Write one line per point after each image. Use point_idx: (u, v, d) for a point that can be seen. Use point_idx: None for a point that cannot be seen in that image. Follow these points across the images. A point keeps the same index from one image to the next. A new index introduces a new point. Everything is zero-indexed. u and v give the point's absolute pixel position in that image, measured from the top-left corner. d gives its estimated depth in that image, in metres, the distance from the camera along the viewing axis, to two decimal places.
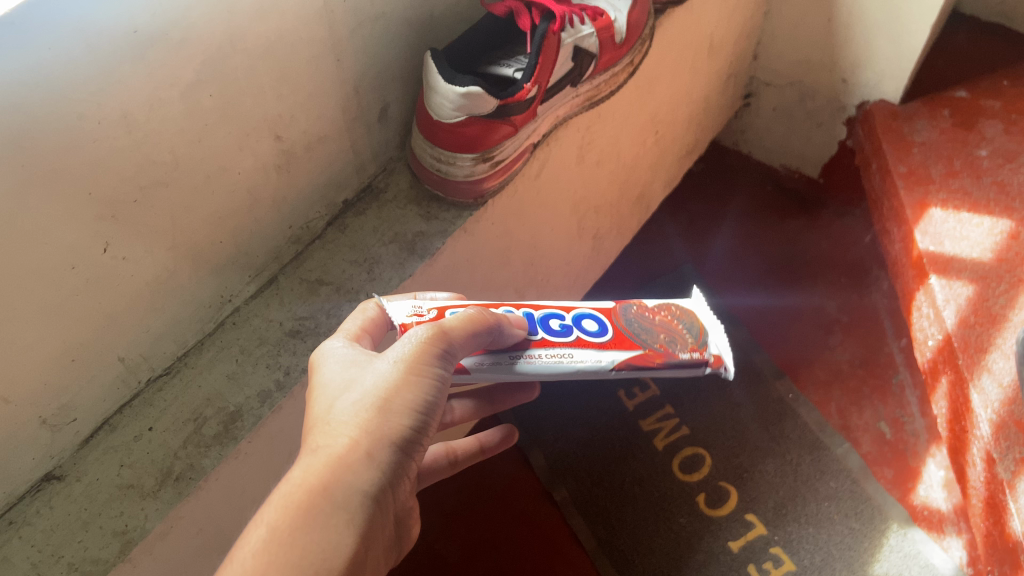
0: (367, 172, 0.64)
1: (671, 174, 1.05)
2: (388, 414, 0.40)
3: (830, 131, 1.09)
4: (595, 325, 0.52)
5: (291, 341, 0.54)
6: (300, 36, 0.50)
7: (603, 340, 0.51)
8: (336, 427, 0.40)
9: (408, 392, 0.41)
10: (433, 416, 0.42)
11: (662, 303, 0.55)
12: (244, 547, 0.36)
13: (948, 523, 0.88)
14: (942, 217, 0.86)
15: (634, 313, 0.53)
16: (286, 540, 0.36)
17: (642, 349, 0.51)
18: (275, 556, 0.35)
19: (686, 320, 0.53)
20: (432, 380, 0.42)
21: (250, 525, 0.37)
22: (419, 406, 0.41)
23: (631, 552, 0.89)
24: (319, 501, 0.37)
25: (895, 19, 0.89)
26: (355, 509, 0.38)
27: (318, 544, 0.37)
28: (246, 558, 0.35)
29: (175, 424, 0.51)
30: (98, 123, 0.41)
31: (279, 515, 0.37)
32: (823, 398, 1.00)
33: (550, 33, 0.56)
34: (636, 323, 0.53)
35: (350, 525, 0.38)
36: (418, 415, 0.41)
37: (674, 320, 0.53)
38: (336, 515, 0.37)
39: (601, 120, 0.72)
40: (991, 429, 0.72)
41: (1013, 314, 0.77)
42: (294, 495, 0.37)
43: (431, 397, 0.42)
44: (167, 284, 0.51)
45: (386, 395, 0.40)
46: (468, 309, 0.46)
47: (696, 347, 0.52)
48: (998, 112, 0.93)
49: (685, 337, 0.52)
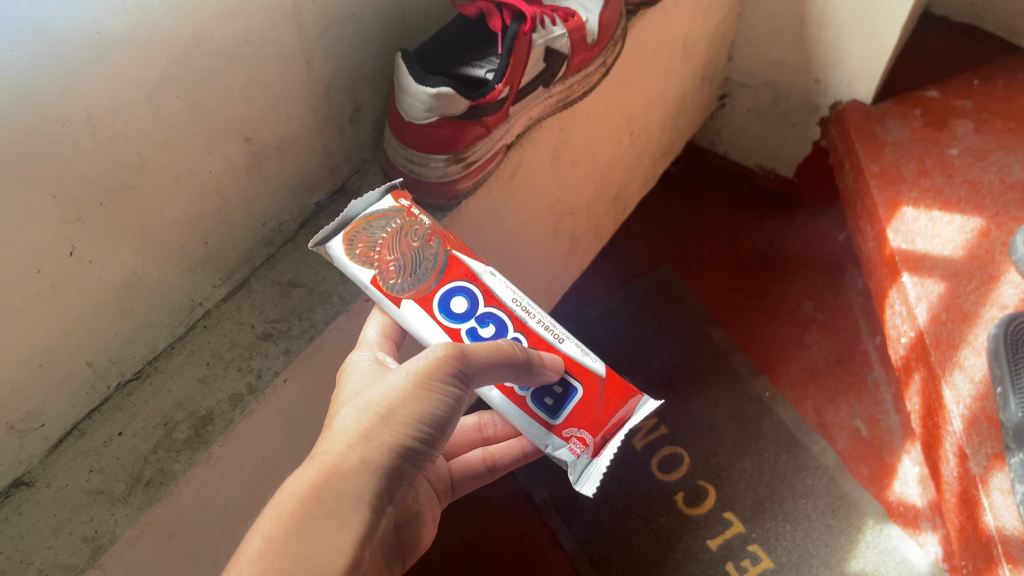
0: (340, 174, 0.64)
1: (647, 175, 1.06)
2: (389, 421, 0.41)
3: (804, 131, 1.10)
4: (461, 304, 0.50)
5: (263, 344, 0.54)
6: (268, 36, 0.50)
7: (482, 292, 0.51)
8: (337, 434, 0.41)
9: (413, 404, 0.42)
10: (442, 431, 0.43)
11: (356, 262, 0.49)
12: (241, 557, 0.36)
13: (923, 519, 0.88)
14: (914, 215, 0.87)
15: (399, 283, 0.50)
16: (281, 548, 0.36)
17: (450, 251, 0.51)
18: (269, 565, 0.35)
19: (368, 224, 0.49)
20: (443, 396, 0.42)
21: (245, 538, 0.37)
22: (424, 419, 0.42)
23: (610, 552, 0.89)
24: (312, 510, 0.37)
25: (866, 20, 0.90)
26: (350, 516, 0.38)
27: (316, 550, 0.36)
28: (241, 568, 0.35)
29: (145, 428, 0.50)
30: (63, 125, 0.41)
31: (273, 525, 0.37)
32: (799, 396, 1.01)
33: (522, 34, 0.56)
34: (427, 262, 0.50)
35: (345, 531, 0.37)
36: (422, 426, 0.42)
37: (379, 241, 0.49)
38: (331, 522, 0.37)
39: (575, 120, 0.72)
40: (964, 424, 0.74)
41: (984, 310, 0.79)
42: (286, 504, 0.38)
43: (440, 412, 0.42)
44: (136, 287, 0.51)
45: (390, 404, 0.41)
46: (499, 342, 0.46)
47: (404, 214, 0.50)
48: (968, 111, 0.94)
49: (392, 222, 0.50)
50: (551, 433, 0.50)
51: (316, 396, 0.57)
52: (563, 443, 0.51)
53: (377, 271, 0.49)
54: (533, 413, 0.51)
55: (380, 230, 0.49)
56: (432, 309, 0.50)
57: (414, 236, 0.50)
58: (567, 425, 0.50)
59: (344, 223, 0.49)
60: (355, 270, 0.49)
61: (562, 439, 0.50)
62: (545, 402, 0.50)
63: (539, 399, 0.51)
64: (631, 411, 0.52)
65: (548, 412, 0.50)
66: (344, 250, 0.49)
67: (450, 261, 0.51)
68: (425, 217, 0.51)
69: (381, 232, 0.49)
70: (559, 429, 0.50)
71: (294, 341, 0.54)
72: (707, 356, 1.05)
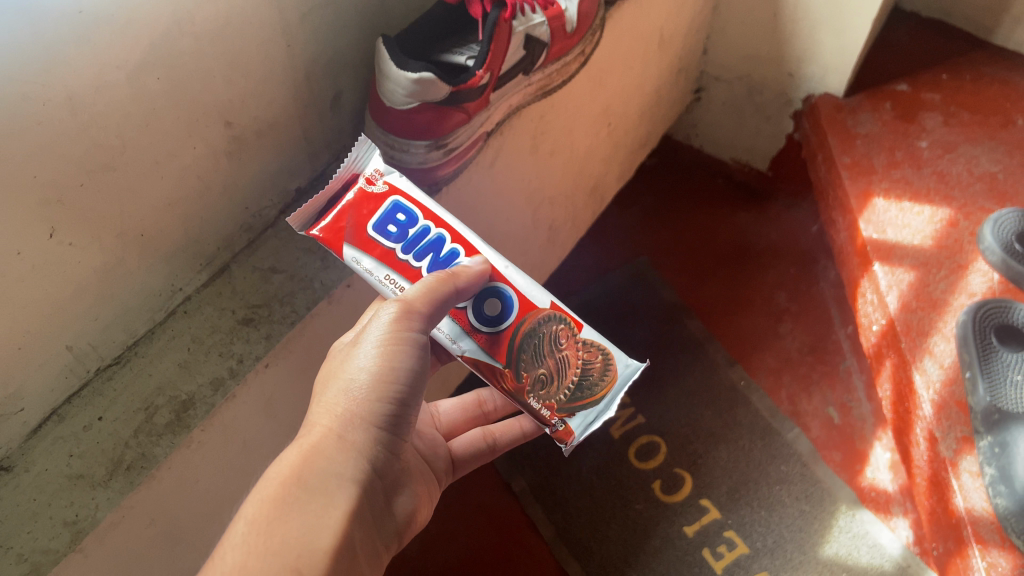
0: (321, 161, 0.64)
1: (624, 166, 1.07)
2: (354, 392, 0.43)
3: (778, 124, 1.11)
4: (493, 296, 0.52)
5: (244, 329, 0.54)
6: (249, 19, 0.50)
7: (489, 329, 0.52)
8: (315, 418, 0.44)
9: (371, 370, 0.43)
10: (414, 384, 0.44)
11: (586, 360, 0.53)
12: (228, 539, 0.39)
13: (894, 504, 0.90)
14: (885, 206, 0.88)
15: (558, 329, 0.53)
16: (263, 530, 0.38)
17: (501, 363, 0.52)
18: (251, 545, 0.38)
19: (577, 375, 0.53)
20: (397, 351, 0.44)
21: (232, 522, 0.39)
22: (386, 378, 0.43)
23: (588, 540, 0.90)
24: (293, 491, 0.40)
25: (837, 15, 0.92)
26: (334, 493, 0.41)
27: (301, 528, 0.39)
28: (228, 552, 0.37)
29: (125, 413, 0.50)
30: (44, 104, 0.41)
31: (258, 509, 0.39)
32: (773, 384, 1.02)
33: (501, 21, 0.57)
34: (536, 339, 0.52)
35: (329, 506, 0.40)
36: (387, 387, 0.44)
37: (574, 365, 0.53)
38: (313, 501, 0.40)
39: (554, 110, 0.73)
40: (933, 409, 0.75)
41: (954, 298, 0.80)
42: (267, 490, 0.40)
43: (401, 366, 0.44)
44: (115, 272, 0.50)
45: (351, 379, 0.44)
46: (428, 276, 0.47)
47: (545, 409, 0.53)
48: (937, 105, 0.96)
49: (552, 390, 0.53)
50: (392, 196, 0.52)
51: (297, 382, 0.57)
52: (373, 171, 0.52)
53: (576, 341, 0.53)
54: (405, 202, 0.52)
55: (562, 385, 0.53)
56: (517, 316, 0.52)
57: (542, 385, 0.52)
58: (376, 202, 0.52)
59: (604, 398, 0.53)
60: (595, 339, 0.54)
61: (383, 182, 0.52)
62: (399, 220, 0.52)
63: (409, 223, 0.52)
64: (311, 206, 0.51)
65: (407, 223, 0.52)
66: (616, 369, 0.53)
67: (503, 353, 0.52)
68: (529, 400, 0.53)
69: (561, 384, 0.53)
70: (388, 197, 0.52)
71: (275, 326, 0.54)
72: (684, 347, 1.07)
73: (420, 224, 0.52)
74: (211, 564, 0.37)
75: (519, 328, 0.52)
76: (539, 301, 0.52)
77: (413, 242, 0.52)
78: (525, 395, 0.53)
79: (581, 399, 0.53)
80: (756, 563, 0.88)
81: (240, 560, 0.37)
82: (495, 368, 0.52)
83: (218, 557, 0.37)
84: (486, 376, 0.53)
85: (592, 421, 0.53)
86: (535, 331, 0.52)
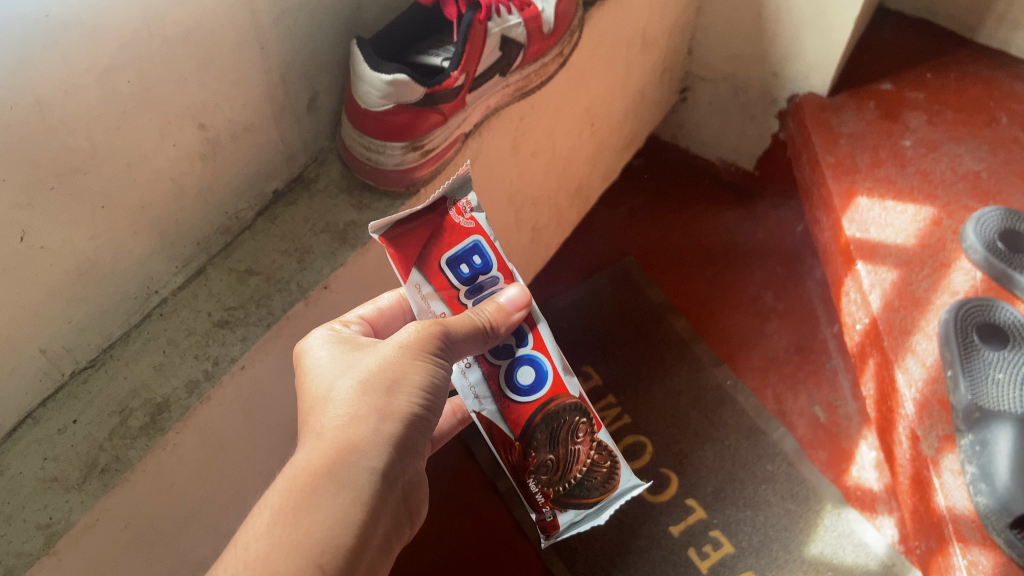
0: (298, 163, 0.64)
1: (608, 167, 1.07)
2: (396, 392, 0.44)
3: (763, 123, 1.12)
4: (528, 364, 0.51)
5: (219, 332, 0.54)
6: (221, 22, 0.50)
7: (516, 401, 0.50)
8: (340, 407, 0.43)
9: (414, 373, 0.45)
10: (439, 396, 0.46)
11: (596, 462, 0.52)
12: (248, 530, 0.39)
13: (880, 503, 0.90)
14: (868, 205, 0.89)
15: (576, 420, 0.51)
16: (291, 521, 0.38)
17: (515, 436, 0.50)
18: (277, 537, 0.38)
19: (583, 473, 0.51)
20: (437, 364, 0.46)
21: (255, 509, 0.39)
22: (425, 387, 0.45)
23: (574, 540, 0.90)
24: (323, 482, 0.40)
25: (820, 15, 0.92)
26: (362, 486, 0.41)
27: (327, 523, 0.39)
28: (251, 542, 0.38)
29: (99, 416, 0.50)
30: (10, 108, 0.40)
31: (283, 499, 0.39)
32: (759, 383, 1.03)
33: (476, 22, 0.57)
34: (556, 424, 0.51)
35: (356, 502, 0.40)
36: (423, 394, 0.45)
37: (582, 464, 0.51)
38: (342, 493, 0.40)
39: (534, 111, 0.73)
40: (915, 408, 0.75)
41: (935, 297, 0.80)
42: (298, 478, 0.40)
43: (435, 378, 0.45)
44: (89, 275, 0.51)
45: (392, 376, 0.44)
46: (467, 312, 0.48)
47: (543, 495, 0.51)
48: (920, 104, 0.96)
49: (554, 479, 0.51)
50: (475, 235, 0.49)
51: (275, 383, 0.58)
52: (465, 210, 0.49)
53: (592, 439, 0.52)
54: (485, 244, 0.50)
55: (566, 481, 0.51)
56: (546, 393, 0.51)
57: (547, 471, 0.50)
58: (458, 236, 0.49)
59: (598, 505, 0.51)
60: (609, 443, 0.52)
61: (472, 219, 0.49)
62: (474, 261, 0.50)
63: (482, 267, 0.50)
64: (398, 219, 0.47)
65: (483, 264, 0.50)
66: (618, 480, 0.52)
67: (519, 426, 0.50)
68: (529, 481, 0.51)
69: (566, 480, 0.51)
70: (474, 238, 0.49)
71: (251, 328, 0.54)
72: (670, 346, 1.07)
73: (493, 272, 0.50)
74: (232, 547, 0.38)
75: (544, 408, 0.50)
76: (568, 386, 0.51)
77: (479, 286, 0.50)
78: (527, 475, 0.51)
79: (578, 499, 0.51)
80: (741, 562, 0.88)
81: (263, 551, 0.37)
82: (507, 439, 0.50)
83: (234, 550, 0.38)
84: (494, 443, 0.51)
85: (581, 523, 0.51)
86: (556, 416, 0.51)
